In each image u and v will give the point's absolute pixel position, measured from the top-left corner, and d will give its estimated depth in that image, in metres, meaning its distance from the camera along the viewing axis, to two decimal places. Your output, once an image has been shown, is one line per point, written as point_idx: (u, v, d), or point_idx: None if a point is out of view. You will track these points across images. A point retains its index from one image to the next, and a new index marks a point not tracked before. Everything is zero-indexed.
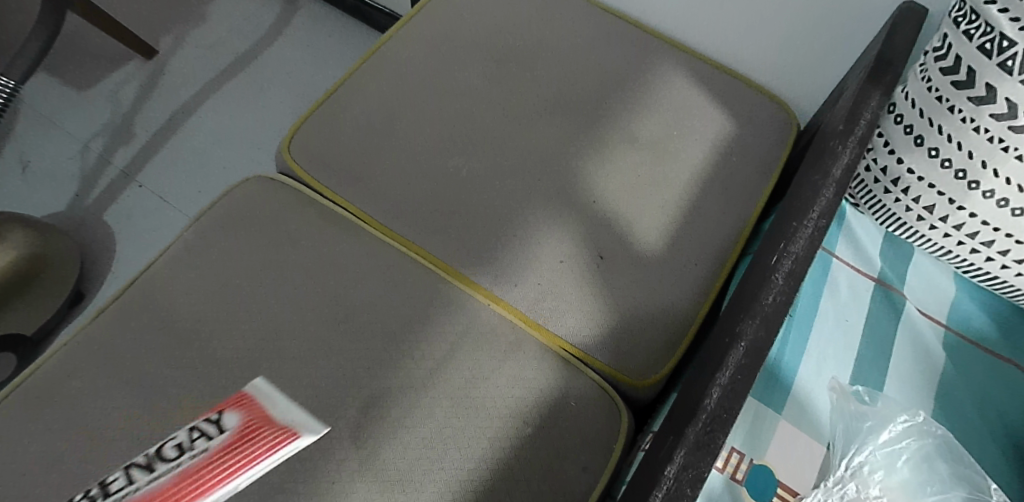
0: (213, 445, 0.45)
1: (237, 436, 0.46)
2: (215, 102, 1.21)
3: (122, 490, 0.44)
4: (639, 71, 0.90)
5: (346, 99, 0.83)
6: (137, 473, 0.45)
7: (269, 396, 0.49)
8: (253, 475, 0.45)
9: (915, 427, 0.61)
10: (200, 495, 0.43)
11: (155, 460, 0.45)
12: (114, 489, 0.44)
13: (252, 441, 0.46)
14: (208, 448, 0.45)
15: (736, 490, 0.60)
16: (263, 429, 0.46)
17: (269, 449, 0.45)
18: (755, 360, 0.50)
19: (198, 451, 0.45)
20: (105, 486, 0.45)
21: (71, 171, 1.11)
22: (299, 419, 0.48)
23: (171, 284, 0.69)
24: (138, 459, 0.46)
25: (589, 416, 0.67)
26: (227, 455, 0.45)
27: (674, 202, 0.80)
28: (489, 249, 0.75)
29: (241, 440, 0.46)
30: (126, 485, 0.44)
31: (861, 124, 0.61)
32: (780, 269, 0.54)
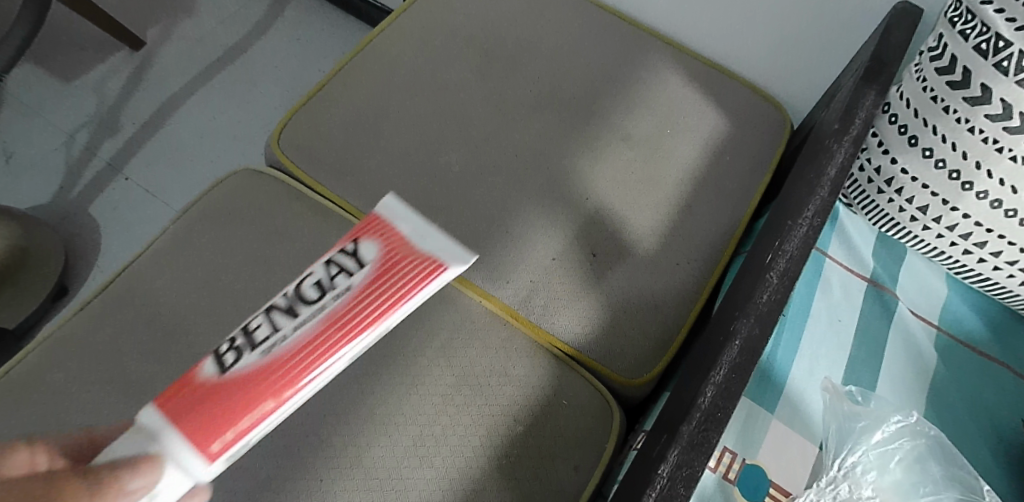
0: (356, 282, 0.36)
1: (383, 268, 0.36)
2: (203, 95, 1.19)
3: (272, 337, 0.35)
4: (633, 68, 0.89)
5: (336, 92, 0.82)
6: (283, 317, 0.36)
7: (393, 216, 0.39)
8: (408, 308, 0.36)
9: (908, 428, 0.61)
10: (347, 345, 0.35)
11: (297, 299, 0.37)
12: (261, 337, 0.36)
13: (395, 275, 0.36)
14: (352, 285, 0.36)
15: (728, 490, 0.59)
16: (406, 258, 0.37)
17: (417, 282, 0.36)
18: (749, 359, 0.49)
19: (340, 288, 0.36)
20: (247, 332, 0.36)
21: (56, 163, 1.09)
22: (436, 246, 0.37)
23: (157, 277, 0.68)
24: (278, 298, 0.37)
25: (581, 415, 0.67)
26: (380, 285, 0.36)
27: (667, 200, 0.79)
28: (481, 246, 0.74)
29: (385, 275, 0.36)
30: (272, 332, 0.36)
31: (856, 123, 0.61)
32: (775, 268, 0.53)
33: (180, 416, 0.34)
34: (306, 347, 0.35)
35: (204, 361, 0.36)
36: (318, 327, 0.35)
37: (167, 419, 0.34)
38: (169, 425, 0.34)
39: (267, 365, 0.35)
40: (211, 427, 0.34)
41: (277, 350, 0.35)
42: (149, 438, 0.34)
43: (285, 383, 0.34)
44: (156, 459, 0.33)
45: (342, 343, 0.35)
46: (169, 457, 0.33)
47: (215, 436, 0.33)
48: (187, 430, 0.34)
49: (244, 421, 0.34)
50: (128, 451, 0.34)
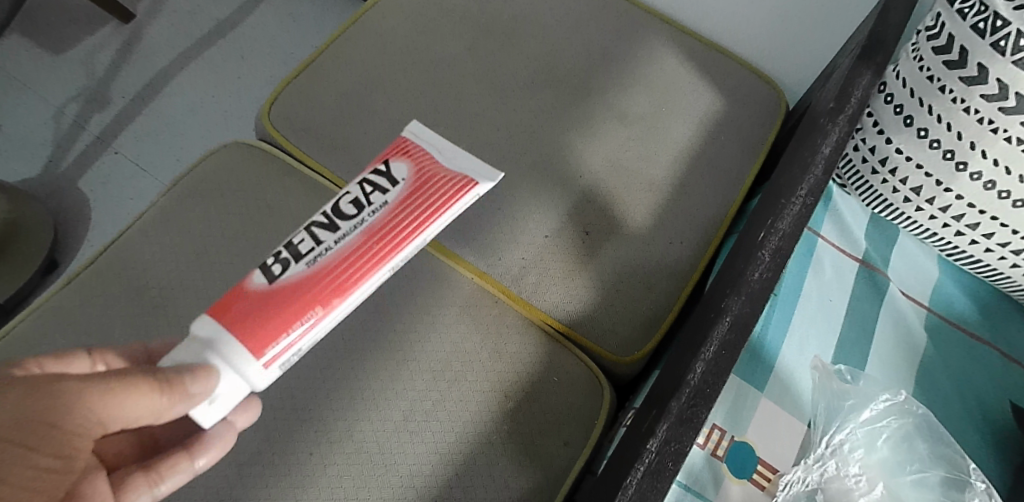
0: (391, 199, 0.47)
1: (414, 186, 0.48)
2: (194, 69, 1.18)
3: (315, 251, 0.45)
4: (629, 46, 0.88)
5: (329, 66, 0.80)
6: (325, 232, 0.46)
7: (420, 151, 0.50)
8: (436, 222, 0.48)
9: (896, 406, 0.60)
10: (388, 256, 0.45)
11: (335, 217, 0.46)
12: (305, 252, 0.45)
13: (425, 195, 0.48)
14: (388, 202, 0.47)
15: (716, 467, 0.60)
16: (432, 180, 0.48)
17: (447, 199, 0.48)
18: (739, 336, 0.49)
19: (378, 205, 0.47)
20: (291, 248, 0.45)
21: (44, 136, 1.07)
22: (462, 167, 0.50)
23: (146, 250, 0.67)
24: (316, 218, 0.47)
25: (572, 391, 0.67)
26: (412, 202, 0.47)
27: (662, 179, 0.79)
28: (474, 223, 0.74)
29: (417, 194, 0.48)
30: (317, 245, 0.45)
31: (852, 102, 0.60)
32: (767, 246, 0.53)
33: (240, 319, 0.43)
34: (350, 257, 0.45)
35: (252, 273, 0.45)
36: (360, 241, 0.45)
37: (227, 321, 0.42)
38: (227, 331, 0.42)
39: (315, 274, 0.44)
40: (272, 325, 0.43)
41: (324, 262, 0.44)
42: (205, 343, 0.42)
43: (334, 289, 0.44)
44: (216, 360, 0.42)
45: (382, 253, 0.45)
46: (232, 355, 0.42)
47: (277, 332, 0.43)
48: (255, 328, 0.42)
49: (301, 322, 0.43)
50: (184, 357, 0.42)
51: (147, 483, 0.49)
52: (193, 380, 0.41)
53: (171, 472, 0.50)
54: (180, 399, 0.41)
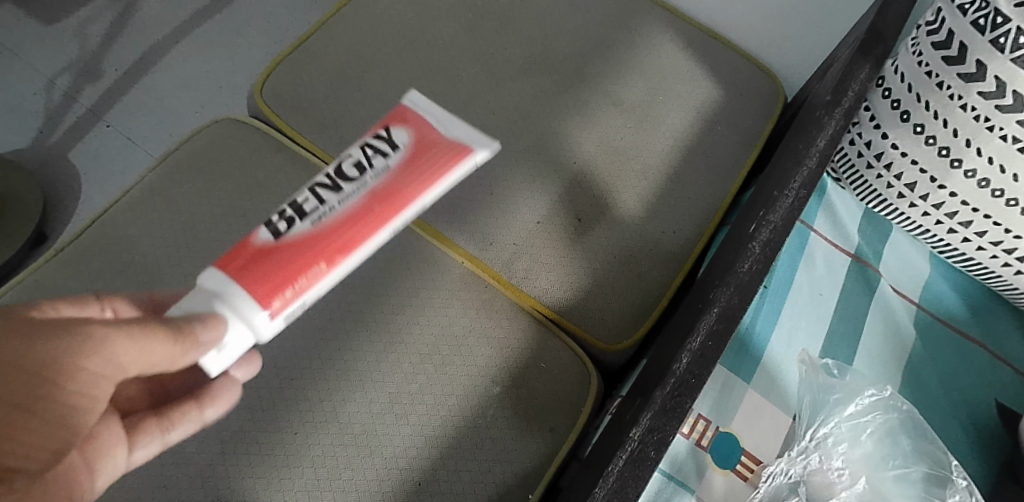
0: (391, 165, 0.47)
1: (414, 152, 0.48)
2: (189, 43, 1.16)
3: (319, 211, 0.45)
4: (628, 32, 0.88)
5: (323, 43, 0.79)
6: (328, 192, 0.45)
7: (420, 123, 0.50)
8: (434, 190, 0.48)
9: (882, 401, 0.60)
10: (389, 218, 0.46)
11: (338, 179, 0.46)
12: (309, 210, 0.45)
13: (426, 160, 0.48)
14: (388, 166, 0.47)
15: (700, 457, 0.60)
16: (429, 146, 0.49)
17: (446, 166, 0.48)
18: (727, 327, 0.49)
19: (379, 169, 0.47)
20: (295, 206, 0.45)
21: (35, 108, 1.06)
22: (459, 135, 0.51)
23: (133, 225, 0.66)
24: (316, 179, 0.46)
25: (559, 378, 0.67)
26: (417, 167, 0.48)
27: (657, 168, 0.78)
28: (465, 206, 0.73)
29: (417, 161, 0.48)
30: (320, 205, 0.45)
31: (848, 94, 0.60)
32: (758, 238, 0.52)
33: (246, 273, 0.43)
34: (354, 218, 0.45)
35: (258, 230, 0.45)
36: (364, 202, 0.45)
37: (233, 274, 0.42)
38: (232, 284, 0.42)
39: (320, 233, 0.44)
40: (277, 279, 0.43)
41: (328, 220, 0.44)
42: (214, 293, 0.42)
43: (340, 248, 0.44)
44: (226, 310, 0.42)
45: (385, 215, 0.45)
46: (239, 307, 0.42)
47: (284, 286, 0.43)
48: (261, 282, 0.42)
49: (306, 277, 0.43)
50: (196, 307, 0.42)
51: (158, 429, 0.52)
52: (200, 326, 0.41)
53: (181, 420, 0.53)
54: (192, 348, 0.41)
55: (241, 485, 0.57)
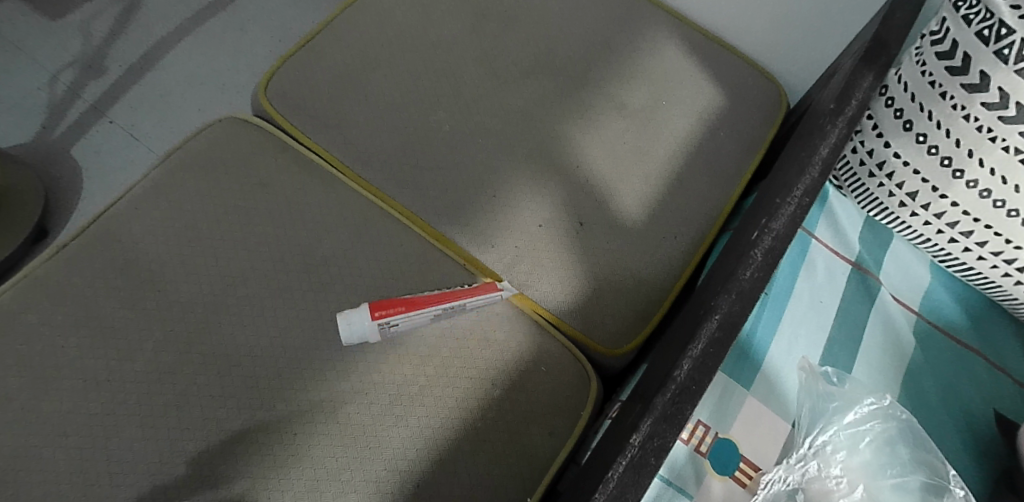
0: None
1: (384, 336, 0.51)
2: (192, 40, 1.16)
3: None
4: (632, 36, 0.88)
5: (327, 43, 0.79)
6: None
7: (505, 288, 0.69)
8: None
9: (880, 410, 0.60)
10: None
11: None
12: None
13: (483, 286, 0.69)
14: None
15: (698, 463, 0.60)
16: None
17: None
18: (728, 334, 0.49)
19: (451, 287, 0.69)
20: None
21: (38, 103, 1.06)
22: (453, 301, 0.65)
23: (135, 223, 0.66)
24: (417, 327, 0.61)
25: (560, 381, 0.67)
26: (459, 293, 0.67)
27: (659, 173, 0.79)
28: (468, 209, 0.73)
29: (477, 285, 0.69)
30: None
31: (852, 103, 0.60)
32: (760, 245, 0.53)
33: None
34: None
35: None
36: (433, 295, 0.67)
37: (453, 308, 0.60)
38: None
39: (418, 297, 0.66)
40: (386, 305, 0.64)
41: (422, 295, 0.66)
42: None
43: (420, 303, 0.65)
44: None
45: None
46: None
47: (387, 309, 0.64)
48: None
49: (408, 305, 0.65)
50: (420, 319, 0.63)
51: None
52: None
53: None
54: None
55: (241, 484, 0.57)
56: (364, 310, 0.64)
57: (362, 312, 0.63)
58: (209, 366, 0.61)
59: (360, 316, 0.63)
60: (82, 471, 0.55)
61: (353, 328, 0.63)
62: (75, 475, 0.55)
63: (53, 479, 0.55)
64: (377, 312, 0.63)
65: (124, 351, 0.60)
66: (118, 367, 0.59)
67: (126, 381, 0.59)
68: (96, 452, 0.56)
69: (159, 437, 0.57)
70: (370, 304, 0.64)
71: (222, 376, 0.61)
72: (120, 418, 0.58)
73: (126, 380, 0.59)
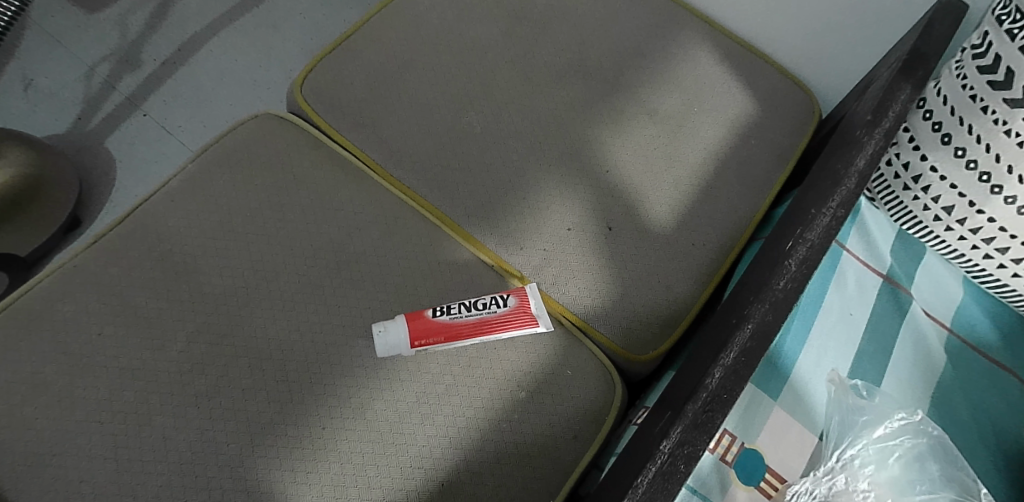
0: None
1: None
2: (226, 36, 1.18)
3: None
4: (665, 42, 0.87)
5: (361, 42, 0.80)
6: None
7: (533, 291, 0.69)
8: None
9: (912, 425, 0.60)
10: None
11: None
12: None
13: (522, 318, 0.67)
14: None
15: (724, 473, 0.60)
16: None
17: None
18: (760, 344, 0.49)
19: (488, 312, 0.67)
20: None
21: (75, 94, 1.08)
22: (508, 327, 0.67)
23: (171, 215, 0.67)
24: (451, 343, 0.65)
25: (585, 386, 0.67)
26: (497, 323, 0.66)
27: (690, 179, 0.78)
28: (498, 211, 0.74)
29: (517, 315, 0.67)
30: None
31: (889, 115, 0.60)
32: (794, 255, 0.53)
33: None
34: None
35: None
36: (473, 323, 0.66)
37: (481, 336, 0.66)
38: None
39: (457, 324, 0.66)
40: (426, 334, 0.64)
41: (460, 320, 0.66)
42: None
43: (460, 334, 0.65)
44: None
45: None
46: None
47: (427, 339, 0.64)
48: None
49: (448, 336, 0.65)
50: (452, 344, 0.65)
51: None
52: None
53: None
54: None
55: (268, 476, 0.58)
56: (403, 331, 0.64)
57: (401, 327, 0.64)
58: (240, 359, 0.62)
59: (399, 335, 0.64)
60: (115, 458, 0.56)
61: (388, 337, 0.64)
62: (108, 462, 0.56)
63: (87, 465, 0.56)
64: (417, 341, 0.64)
65: (158, 340, 0.61)
66: (152, 357, 0.60)
67: (159, 371, 0.60)
68: (129, 440, 0.57)
69: (190, 428, 0.58)
70: (408, 324, 0.64)
71: (253, 369, 0.61)
72: (152, 407, 0.59)
73: (159, 370, 0.60)
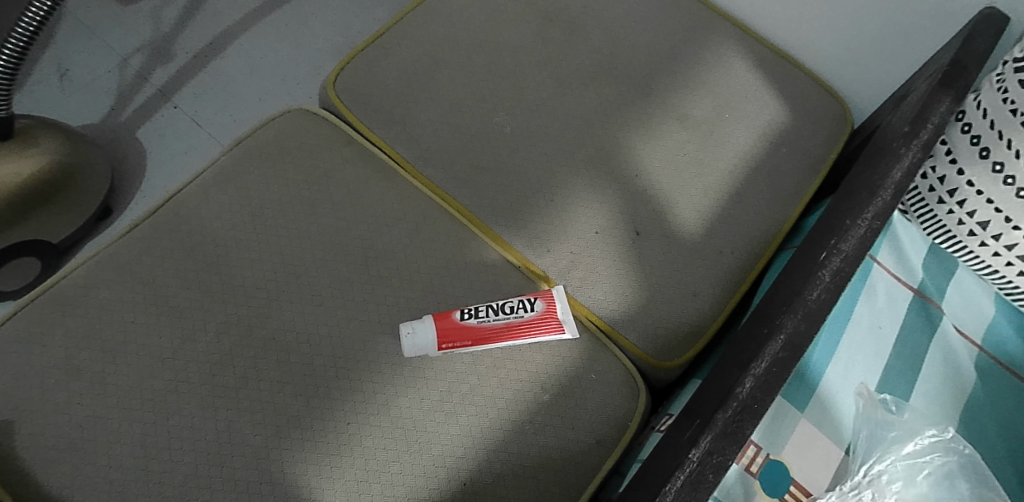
0: None
1: None
2: (257, 32, 1.19)
3: None
4: (698, 47, 0.87)
5: (394, 41, 0.81)
6: None
7: (560, 294, 0.69)
8: None
9: (941, 443, 0.59)
10: None
11: None
12: None
13: (549, 323, 0.67)
14: None
15: (748, 483, 0.59)
16: None
17: None
18: (792, 355, 0.49)
19: (515, 316, 0.67)
20: None
21: (108, 85, 1.09)
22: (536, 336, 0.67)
23: (204, 207, 0.68)
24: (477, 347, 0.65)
25: (609, 391, 0.66)
26: (523, 328, 0.66)
27: (719, 186, 0.78)
28: (526, 212, 0.74)
29: (544, 320, 0.67)
30: None
31: (928, 127, 0.59)
32: (828, 266, 0.53)
33: None
34: None
35: None
36: (501, 327, 0.66)
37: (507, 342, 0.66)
38: None
39: (483, 328, 0.66)
40: (452, 337, 0.65)
41: (487, 324, 0.66)
42: None
43: (487, 339, 0.65)
44: None
45: None
46: None
47: (453, 342, 0.65)
48: None
49: (475, 340, 0.65)
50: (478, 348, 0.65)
51: None
52: None
53: None
54: None
55: (292, 469, 0.58)
56: (430, 332, 0.64)
57: (428, 328, 0.64)
58: (269, 352, 0.62)
59: (426, 335, 0.64)
60: (144, 445, 0.57)
61: (416, 338, 0.64)
62: (137, 449, 0.57)
63: (116, 451, 0.56)
64: (444, 343, 0.64)
65: (189, 330, 0.62)
66: (183, 347, 0.61)
67: (189, 360, 0.61)
68: (158, 427, 0.58)
69: (218, 418, 0.59)
70: (436, 325, 0.65)
71: (280, 362, 0.62)
72: (182, 396, 0.59)
73: (189, 360, 0.61)
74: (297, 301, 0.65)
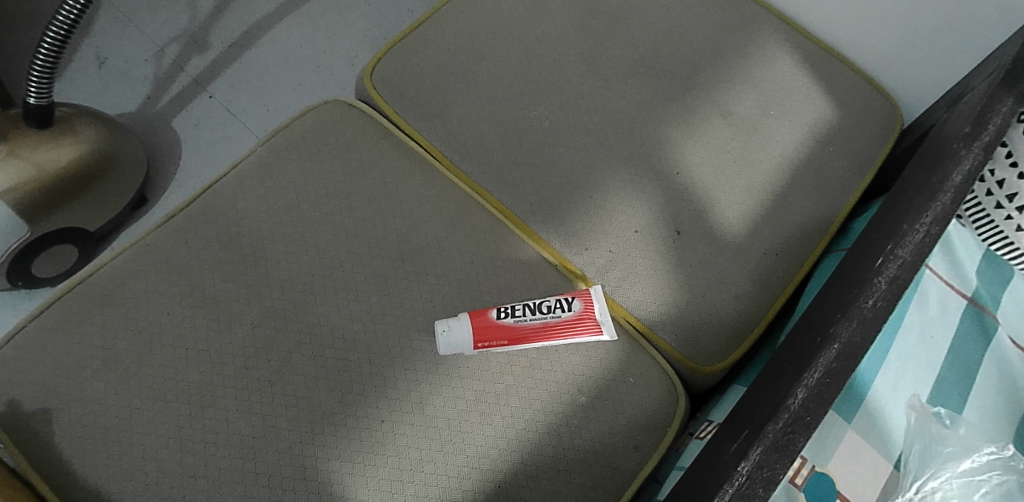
0: None
1: None
2: (292, 21, 1.19)
3: None
4: (742, 41, 0.84)
5: (432, 32, 0.79)
6: None
7: (598, 295, 0.67)
8: None
9: (1000, 460, 0.56)
10: None
11: None
12: None
13: (586, 324, 0.65)
14: None
15: (793, 495, 0.57)
16: None
17: None
18: (846, 365, 0.47)
19: (552, 316, 0.65)
20: None
21: (145, 74, 1.10)
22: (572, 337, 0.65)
23: (240, 199, 0.68)
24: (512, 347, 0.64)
25: (647, 395, 0.65)
26: (560, 328, 0.65)
27: (763, 185, 0.76)
28: (564, 209, 0.72)
29: (581, 321, 0.65)
30: None
31: (990, 128, 0.56)
32: (884, 273, 0.50)
33: None
34: None
35: None
36: (537, 327, 0.64)
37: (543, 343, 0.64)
38: None
39: (520, 327, 0.64)
40: (488, 336, 0.63)
41: (524, 324, 0.64)
42: None
43: (523, 338, 0.64)
44: None
45: None
46: None
47: (488, 342, 0.63)
48: None
49: (511, 339, 0.63)
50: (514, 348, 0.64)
51: None
52: None
53: None
54: None
55: (326, 467, 0.58)
56: (466, 330, 0.63)
57: (463, 325, 0.63)
58: (303, 346, 0.62)
59: (461, 333, 0.63)
60: (178, 438, 0.57)
61: (451, 336, 0.63)
62: (171, 441, 0.57)
63: (151, 443, 0.56)
64: (480, 342, 0.63)
65: (224, 323, 0.62)
66: (218, 339, 0.61)
67: (224, 353, 0.60)
68: (193, 420, 0.58)
69: (252, 411, 0.59)
70: (472, 323, 0.63)
71: (315, 357, 0.61)
72: (216, 389, 0.59)
73: (224, 353, 0.60)
74: (331, 296, 0.64)
